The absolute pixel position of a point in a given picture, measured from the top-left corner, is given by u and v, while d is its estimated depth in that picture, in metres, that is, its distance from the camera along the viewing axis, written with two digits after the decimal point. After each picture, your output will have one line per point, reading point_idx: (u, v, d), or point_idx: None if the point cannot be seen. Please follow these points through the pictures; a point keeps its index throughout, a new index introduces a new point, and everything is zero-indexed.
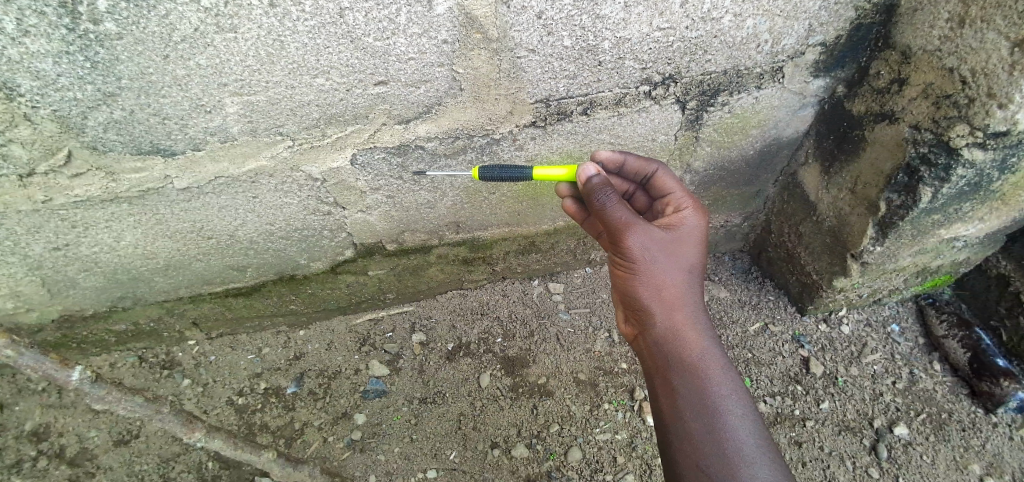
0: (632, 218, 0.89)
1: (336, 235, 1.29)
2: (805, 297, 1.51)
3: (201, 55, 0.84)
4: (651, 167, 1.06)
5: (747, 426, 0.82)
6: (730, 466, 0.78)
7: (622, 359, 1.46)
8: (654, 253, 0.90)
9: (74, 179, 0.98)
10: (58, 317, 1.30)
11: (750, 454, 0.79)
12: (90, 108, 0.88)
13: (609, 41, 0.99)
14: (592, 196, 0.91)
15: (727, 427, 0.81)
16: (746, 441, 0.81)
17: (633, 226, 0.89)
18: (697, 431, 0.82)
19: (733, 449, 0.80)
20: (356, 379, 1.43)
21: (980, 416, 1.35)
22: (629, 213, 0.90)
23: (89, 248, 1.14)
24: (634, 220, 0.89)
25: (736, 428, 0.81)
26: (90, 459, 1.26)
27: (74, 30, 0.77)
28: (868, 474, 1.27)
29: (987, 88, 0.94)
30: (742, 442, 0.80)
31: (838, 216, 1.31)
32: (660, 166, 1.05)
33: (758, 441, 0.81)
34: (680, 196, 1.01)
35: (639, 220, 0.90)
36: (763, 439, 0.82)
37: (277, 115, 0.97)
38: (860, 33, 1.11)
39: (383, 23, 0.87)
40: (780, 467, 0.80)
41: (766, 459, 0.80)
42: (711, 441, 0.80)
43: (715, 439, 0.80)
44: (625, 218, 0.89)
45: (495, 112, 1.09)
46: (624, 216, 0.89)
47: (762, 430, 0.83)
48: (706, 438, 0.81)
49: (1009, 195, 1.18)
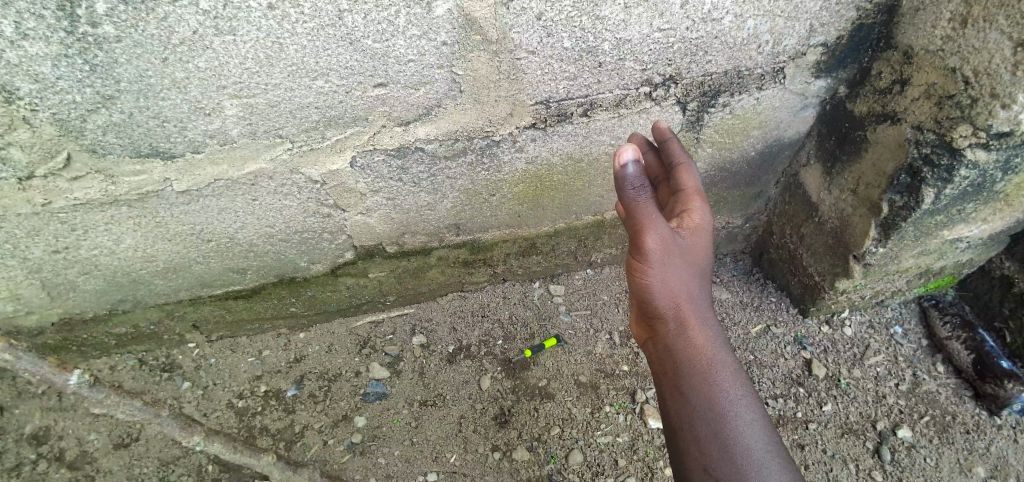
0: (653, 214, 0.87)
1: (336, 237, 1.28)
2: (807, 298, 1.50)
3: (200, 57, 0.84)
4: (681, 158, 1.02)
5: (756, 431, 0.81)
6: (739, 469, 0.77)
7: (623, 361, 1.46)
8: (670, 253, 0.88)
9: (73, 182, 0.98)
10: (58, 320, 1.29)
11: (759, 458, 0.78)
12: (88, 111, 0.87)
13: (609, 43, 0.99)
14: (622, 184, 0.88)
15: (735, 431, 0.80)
16: (755, 446, 0.79)
17: (653, 223, 0.87)
18: (705, 435, 0.81)
19: (742, 452, 0.79)
20: (356, 381, 1.43)
21: (984, 418, 1.34)
22: (651, 209, 0.88)
23: (89, 251, 1.14)
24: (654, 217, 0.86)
25: (745, 432, 0.81)
26: (90, 462, 1.26)
27: (73, 33, 0.77)
28: (871, 477, 1.26)
29: (989, 88, 0.93)
30: (751, 446, 0.79)
31: (840, 218, 1.31)
32: (687, 161, 1.02)
33: (767, 445, 0.80)
34: (700, 193, 0.98)
35: (659, 217, 0.87)
36: (773, 443, 0.81)
37: (276, 118, 0.97)
38: (861, 34, 1.10)
39: (382, 25, 0.87)
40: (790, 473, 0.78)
41: (776, 463, 0.78)
42: (718, 445, 0.80)
43: (723, 443, 0.79)
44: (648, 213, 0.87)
45: (494, 115, 1.09)
46: (647, 211, 0.87)
47: (772, 434, 0.82)
48: (714, 442, 0.80)
49: (1012, 196, 1.18)
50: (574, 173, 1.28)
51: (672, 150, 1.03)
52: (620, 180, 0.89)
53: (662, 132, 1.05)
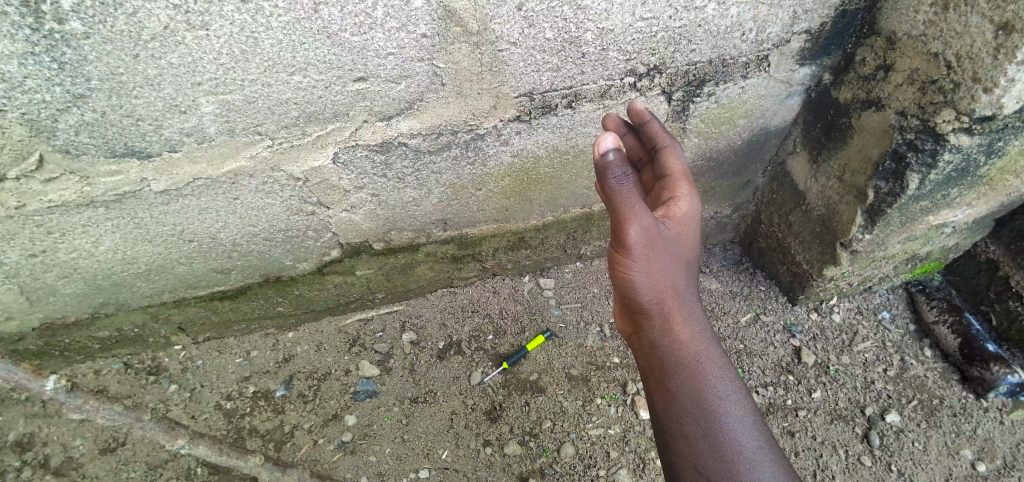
0: (637, 206, 0.84)
1: (321, 235, 1.27)
2: (795, 286, 1.50)
3: (172, 54, 0.82)
4: (665, 139, 1.00)
5: (747, 427, 0.81)
6: (731, 467, 0.77)
7: (614, 353, 1.46)
8: (654, 248, 0.86)
9: (47, 183, 0.96)
10: (38, 325, 1.27)
11: (751, 455, 0.78)
12: (59, 111, 0.85)
13: (591, 33, 0.98)
14: (605, 173, 0.85)
15: (726, 430, 0.80)
16: (747, 443, 0.80)
17: (637, 216, 0.84)
18: (696, 434, 0.81)
19: (734, 451, 0.79)
20: (346, 380, 1.42)
21: (971, 401, 1.35)
22: (635, 200, 0.84)
23: (67, 254, 1.12)
24: (639, 208, 0.84)
25: (736, 429, 0.81)
26: (76, 468, 1.25)
27: (38, 30, 0.74)
28: (861, 462, 1.27)
29: (972, 72, 0.93)
30: (743, 443, 0.79)
31: (826, 205, 1.31)
32: (672, 143, 1.00)
33: (759, 442, 0.80)
34: (687, 178, 0.96)
35: (644, 208, 0.85)
36: (765, 439, 0.81)
37: (254, 114, 0.95)
38: (844, 20, 1.09)
39: (359, 18, 0.85)
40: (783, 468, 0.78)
41: (768, 459, 0.79)
42: (709, 445, 0.79)
43: (713, 443, 0.79)
44: (632, 206, 0.84)
45: (477, 108, 1.07)
46: (629, 201, 0.84)
47: (763, 430, 0.82)
48: (705, 440, 0.80)
49: (996, 180, 1.18)
50: (561, 165, 1.27)
51: (655, 132, 1.02)
52: (602, 170, 0.85)
53: (640, 114, 1.03)
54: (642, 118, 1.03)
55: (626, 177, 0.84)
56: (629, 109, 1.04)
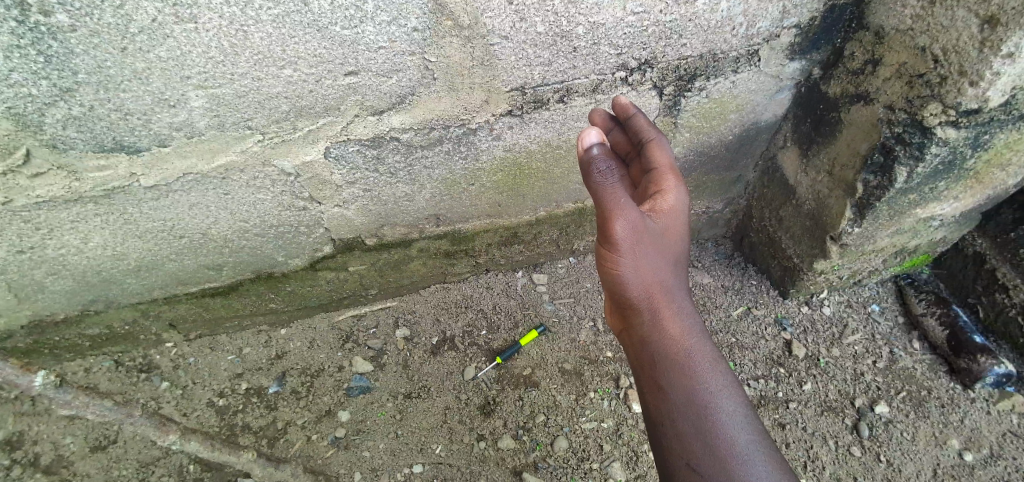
0: (622, 202, 0.84)
1: (312, 231, 1.26)
2: (786, 280, 1.52)
3: (160, 47, 0.82)
4: (651, 133, 1.01)
5: (739, 423, 0.82)
6: (723, 463, 0.78)
7: (607, 347, 1.46)
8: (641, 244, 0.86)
9: (34, 179, 0.95)
10: (28, 323, 1.26)
11: (743, 449, 0.79)
12: (46, 104, 0.84)
13: (582, 27, 0.98)
14: (589, 169, 0.85)
15: (719, 426, 0.81)
16: (740, 439, 0.80)
17: (623, 212, 0.83)
18: (688, 431, 0.81)
19: (726, 446, 0.79)
20: (339, 376, 1.42)
21: (958, 392, 1.37)
22: (620, 196, 0.84)
23: (55, 251, 1.11)
24: (624, 204, 0.84)
25: (729, 425, 0.81)
26: (67, 466, 1.24)
27: (24, 23, 0.74)
28: (850, 453, 1.28)
29: (958, 66, 0.94)
30: (735, 437, 0.80)
31: (816, 199, 1.32)
32: (657, 136, 1.00)
33: (751, 437, 0.81)
34: (674, 170, 0.97)
35: (629, 204, 0.85)
36: (756, 434, 0.81)
37: (244, 108, 0.95)
38: (834, 15, 1.10)
39: (350, 11, 0.84)
40: (775, 461, 0.79)
41: (760, 453, 0.79)
42: (702, 442, 0.80)
43: (705, 439, 0.80)
44: (617, 201, 0.83)
45: (469, 102, 1.07)
46: (614, 197, 0.83)
47: (755, 424, 0.83)
48: (697, 437, 0.81)
49: (982, 173, 1.20)
50: (553, 159, 1.27)
51: (640, 125, 1.01)
52: (587, 166, 0.85)
53: (625, 109, 1.03)
54: (627, 113, 1.03)
55: (611, 172, 0.84)
56: (614, 104, 1.04)
